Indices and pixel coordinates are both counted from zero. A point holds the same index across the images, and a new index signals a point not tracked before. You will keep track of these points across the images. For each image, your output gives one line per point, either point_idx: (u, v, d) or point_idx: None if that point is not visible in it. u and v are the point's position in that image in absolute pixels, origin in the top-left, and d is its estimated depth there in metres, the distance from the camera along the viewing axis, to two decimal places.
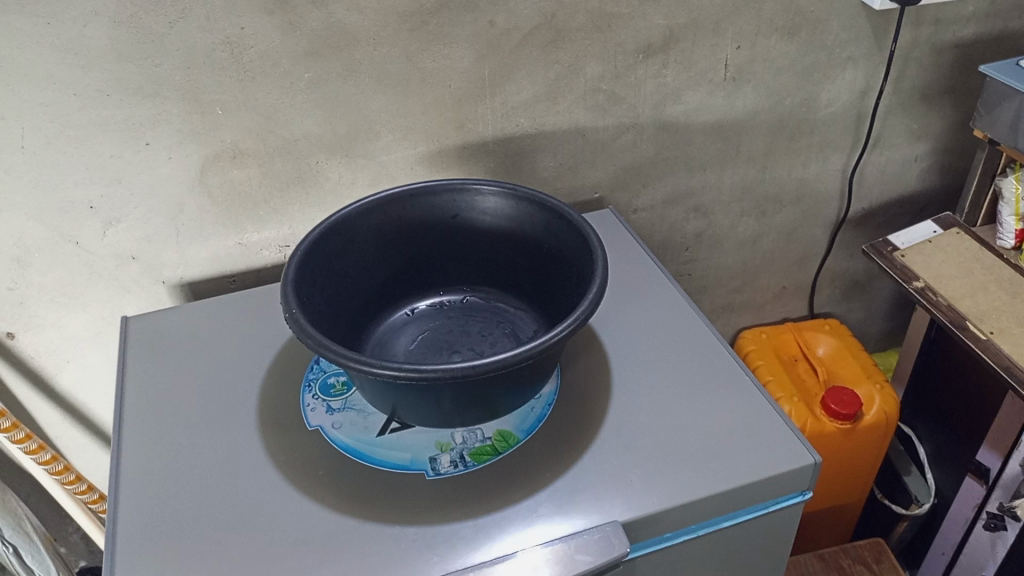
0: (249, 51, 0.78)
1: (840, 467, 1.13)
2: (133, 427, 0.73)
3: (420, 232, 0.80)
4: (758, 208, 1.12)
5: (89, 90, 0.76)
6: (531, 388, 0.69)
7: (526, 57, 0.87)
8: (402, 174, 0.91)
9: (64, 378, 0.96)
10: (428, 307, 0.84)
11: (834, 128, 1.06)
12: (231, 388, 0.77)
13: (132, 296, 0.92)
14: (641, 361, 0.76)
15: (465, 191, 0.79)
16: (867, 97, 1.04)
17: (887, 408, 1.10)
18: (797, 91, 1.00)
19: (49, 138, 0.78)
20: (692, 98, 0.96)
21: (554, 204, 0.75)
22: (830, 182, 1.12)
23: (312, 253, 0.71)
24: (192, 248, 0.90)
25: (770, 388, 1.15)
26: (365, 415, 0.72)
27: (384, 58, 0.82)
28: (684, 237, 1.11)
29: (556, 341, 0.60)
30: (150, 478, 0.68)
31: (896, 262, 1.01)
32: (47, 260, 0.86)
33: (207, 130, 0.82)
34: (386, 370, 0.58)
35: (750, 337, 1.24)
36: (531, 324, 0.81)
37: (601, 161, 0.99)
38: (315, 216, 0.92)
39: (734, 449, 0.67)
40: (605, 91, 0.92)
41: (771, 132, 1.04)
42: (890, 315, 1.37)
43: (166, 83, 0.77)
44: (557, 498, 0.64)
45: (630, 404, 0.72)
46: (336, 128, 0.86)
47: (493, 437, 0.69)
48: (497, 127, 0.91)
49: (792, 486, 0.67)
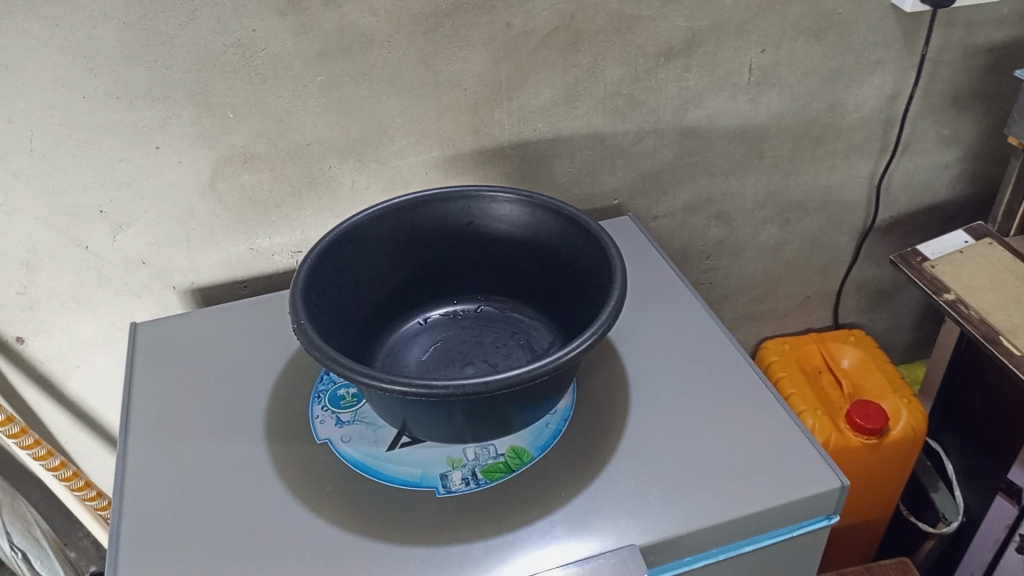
0: (261, 53, 0.76)
1: (866, 482, 1.10)
2: (138, 436, 0.72)
3: (433, 240, 0.78)
4: (781, 216, 1.09)
5: (99, 93, 0.74)
6: (546, 403, 0.67)
7: (544, 60, 0.84)
8: (416, 179, 0.90)
9: (73, 384, 0.95)
10: (441, 316, 0.82)
11: (861, 134, 1.03)
12: (238, 397, 0.75)
13: (142, 302, 0.90)
14: (660, 373, 0.74)
15: (479, 199, 0.77)
16: (896, 101, 1.01)
17: (914, 423, 1.07)
18: (824, 95, 0.97)
19: (58, 142, 0.76)
20: (713, 102, 0.94)
21: (571, 212, 0.72)
22: (856, 190, 1.09)
23: (322, 262, 0.69)
24: (203, 252, 0.89)
25: (792, 400, 1.11)
26: (375, 428, 0.70)
27: (399, 60, 0.80)
28: (705, 244, 1.08)
29: (570, 358, 0.58)
30: (156, 489, 0.67)
31: (926, 273, 0.98)
32: (56, 265, 0.85)
33: (218, 133, 0.80)
34: (396, 385, 0.56)
35: (772, 346, 1.21)
36: (547, 335, 0.78)
37: (620, 167, 0.96)
38: (328, 221, 0.90)
39: (758, 468, 0.64)
40: (625, 95, 0.90)
41: (795, 137, 1.00)
42: (916, 325, 1.33)
43: (176, 86, 0.76)
44: (572, 519, 0.61)
45: (648, 419, 0.69)
46: (349, 132, 0.84)
47: (506, 454, 0.67)
48: (514, 132, 0.89)
49: (817, 509, 0.64)
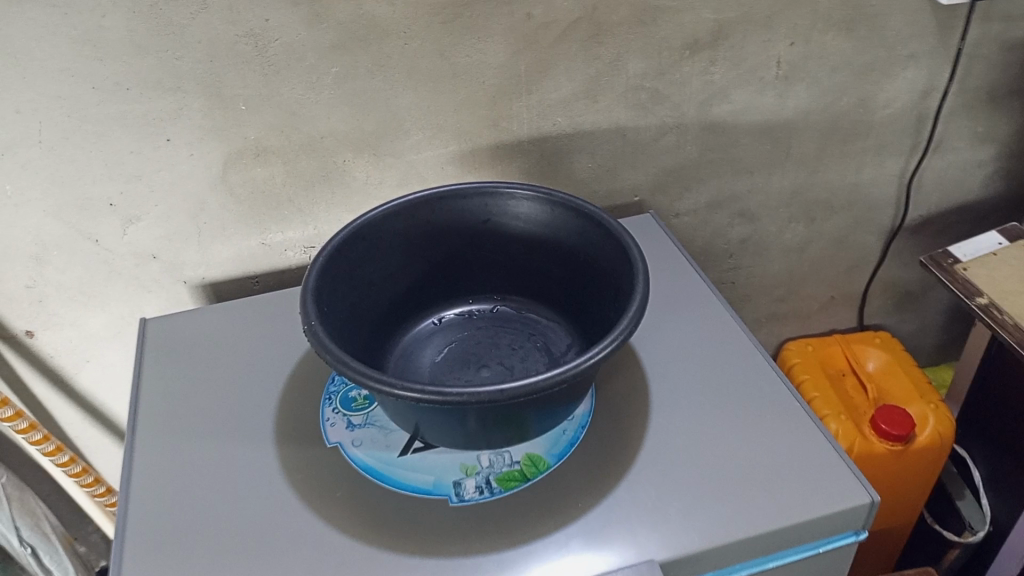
0: (273, 43, 0.74)
1: (890, 489, 1.07)
2: (146, 434, 0.70)
3: (449, 237, 0.76)
4: (807, 215, 1.06)
5: (108, 83, 0.73)
6: (563, 409, 0.64)
7: (565, 52, 0.81)
8: (432, 174, 0.87)
9: (83, 379, 0.93)
10: (456, 316, 0.80)
11: (892, 131, 0.99)
12: (247, 397, 0.73)
13: (152, 296, 0.89)
14: (681, 379, 0.72)
15: (497, 196, 0.74)
16: (930, 97, 0.97)
17: (941, 430, 1.04)
18: (854, 90, 0.94)
19: (67, 134, 0.75)
20: (739, 97, 0.90)
21: (592, 211, 0.70)
22: (885, 188, 1.06)
23: (334, 260, 0.67)
24: (215, 247, 0.87)
25: (815, 404, 1.09)
26: (386, 432, 0.68)
27: (416, 52, 0.78)
28: (728, 243, 1.05)
29: (589, 366, 0.55)
30: (162, 489, 0.65)
31: (958, 275, 0.95)
32: (66, 258, 0.83)
33: (230, 126, 0.78)
34: (408, 392, 0.54)
35: (795, 348, 1.18)
36: (565, 338, 0.76)
37: (642, 163, 0.93)
38: (342, 216, 0.88)
39: (784, 481, 0.62)
40: (648, 88, 0.87)
41: (824, 134, 0.97)
42: (944, 327, 1.30)
43: (187, 77, 0.74)
44: (589, 531, 0.59)
45: (669, 427, 0.67)
46: (363, 126, 0.81)
47: (522, 462, 0.65)
48: (533, 126, 0.86)
49: (844, 525, 0.61)
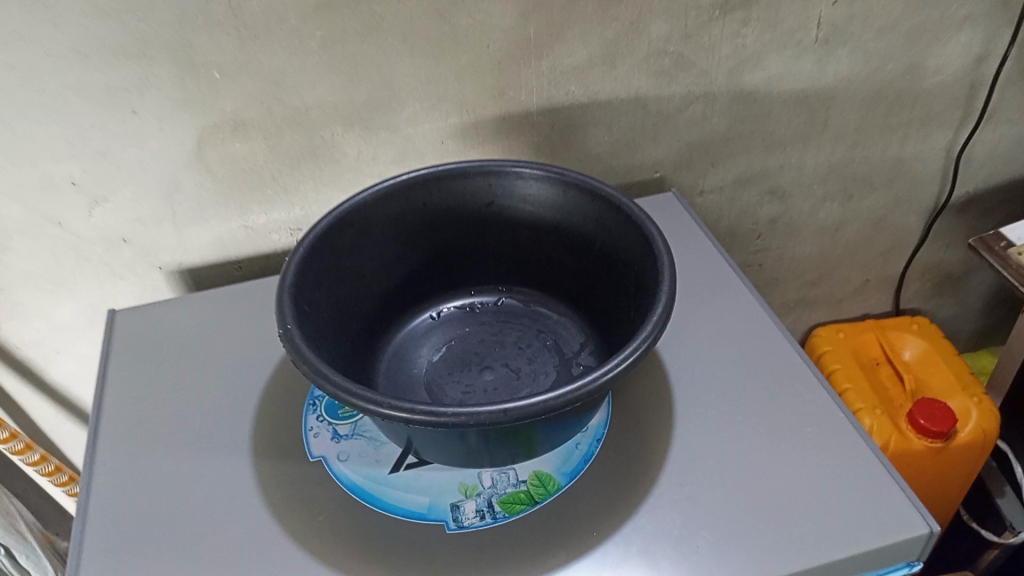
0: (250, 3, 0.65)
1: (927, 488, 0.99)
2: (110, 441, 0.63)
3: (447, 222, 0.68)
4: (844, 193, 0.97)
5: (63, 50, 0.64)
6: (576, 423, 0.57)
7: (580, 12, 0.72)
8: (431, 150, 0.79)
9: (56, 371, 0.87)
10: (456, 310, 0.72)
11: (942, 100, 0.90)
12: (223, 401, 0.66)
13: (126, 283, 0.81)
14: (709, 385, 0.64)
15: (502, 175, 0.65)
16: (985, 63, 0.87)
17: (986, 426, 0.96)
18: (902, 55, 0.84)
19: (21, 106, 0.67)
20: (774, 63, 0.81)
21: (610, 194, 0.61)
22: (930, 163, 0.96)
23: (316, 251, 0.59)
24: (192, 230, 0.79)
25: (847, 397, 1.01)
26: (376, 445, 0.61)
27: (411, 12, 0.69)
28: (755, 223, 0.97)
29: (606, 382, 0.48)
30: (122, 505, 0.58)
31: (1012, 261, 0.86)
32: (28, 243, 0.76)
33: (204, 96, 0.70)
34: (397, 411, 0.46)
35: (825, 335, 1.10)
36: (577, 336, 0.68)
37: (664, 137, 0.84)
38: (333, 196, 0.80)
39: (828, 508, 0.54)
40: (672, 54, 0.77)
41: (866, 104, 0.88)
42: (985, 311, 1.21)
43: (153, 42, 0.65)
44: (604, 565, 0.52)
45: (696, 442, 0.59)
46: (355, 97, 0.73)
47: (528, 481, 0.57)
48: (543, 96, 0.77)
49: (896, 558, 0.54)
